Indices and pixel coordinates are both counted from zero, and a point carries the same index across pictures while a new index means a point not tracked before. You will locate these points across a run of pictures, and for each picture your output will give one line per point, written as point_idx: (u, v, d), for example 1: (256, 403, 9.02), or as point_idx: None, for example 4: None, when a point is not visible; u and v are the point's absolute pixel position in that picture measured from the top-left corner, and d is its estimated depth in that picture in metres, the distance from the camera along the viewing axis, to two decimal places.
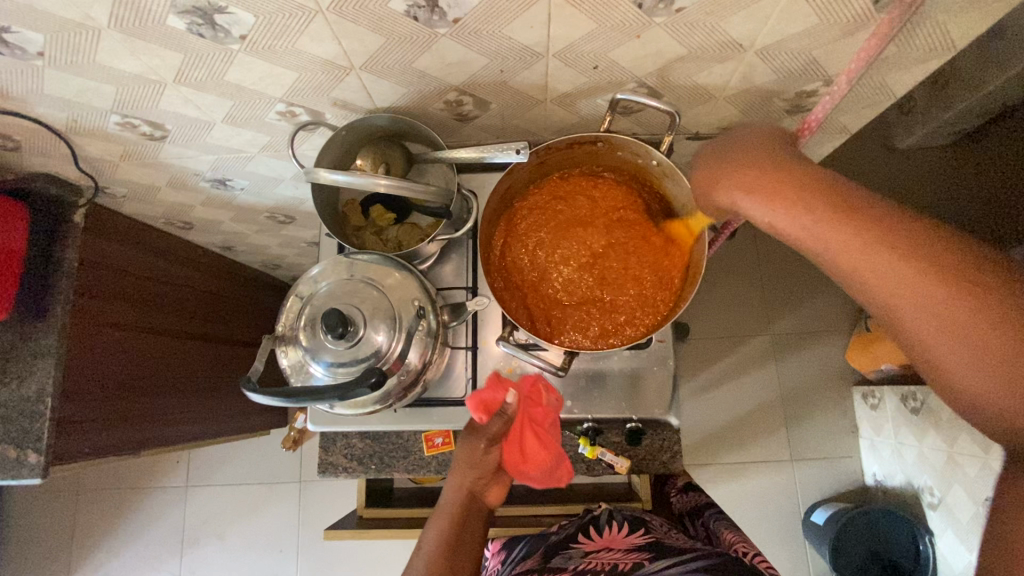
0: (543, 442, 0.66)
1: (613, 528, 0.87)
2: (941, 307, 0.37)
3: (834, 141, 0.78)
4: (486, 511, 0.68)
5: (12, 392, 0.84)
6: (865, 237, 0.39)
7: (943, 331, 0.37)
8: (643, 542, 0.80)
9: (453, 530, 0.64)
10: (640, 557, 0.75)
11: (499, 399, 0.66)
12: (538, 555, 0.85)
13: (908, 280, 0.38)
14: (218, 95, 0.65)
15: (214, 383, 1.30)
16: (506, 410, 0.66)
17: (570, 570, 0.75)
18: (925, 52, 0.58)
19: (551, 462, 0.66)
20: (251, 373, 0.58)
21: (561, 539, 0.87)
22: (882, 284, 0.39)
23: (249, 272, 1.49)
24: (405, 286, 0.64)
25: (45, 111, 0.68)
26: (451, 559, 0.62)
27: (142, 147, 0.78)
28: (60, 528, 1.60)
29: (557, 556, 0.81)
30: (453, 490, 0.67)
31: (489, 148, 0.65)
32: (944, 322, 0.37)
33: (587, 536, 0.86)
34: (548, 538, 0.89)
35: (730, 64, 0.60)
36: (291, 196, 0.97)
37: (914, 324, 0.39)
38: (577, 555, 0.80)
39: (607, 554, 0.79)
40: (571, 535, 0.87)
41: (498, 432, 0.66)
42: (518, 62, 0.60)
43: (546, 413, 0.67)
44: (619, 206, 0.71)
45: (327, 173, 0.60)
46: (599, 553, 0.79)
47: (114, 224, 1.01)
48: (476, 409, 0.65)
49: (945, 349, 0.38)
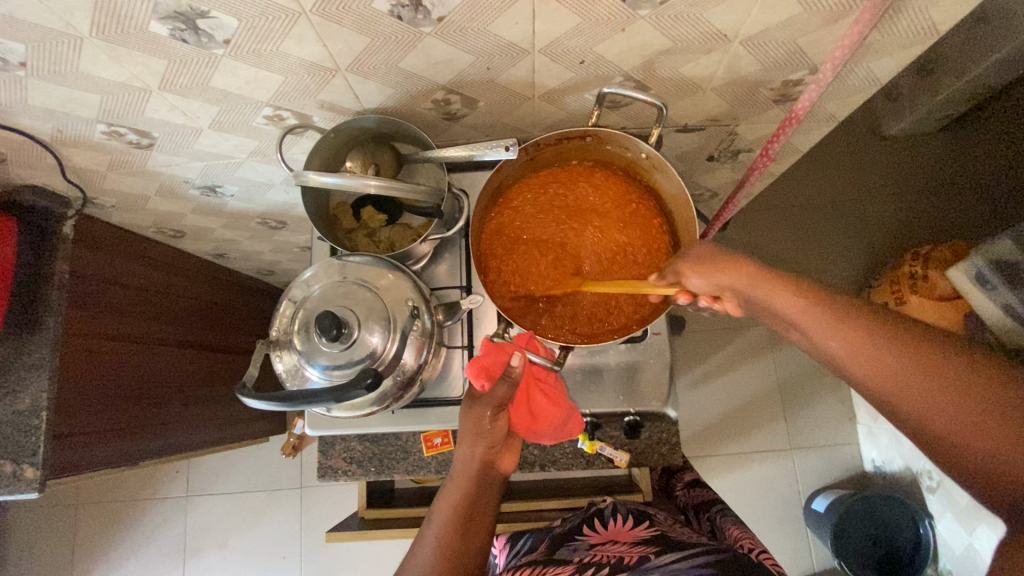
0: (550, 398, 0.67)
1: (618, 520, 0.86)
2: (941, 385, 0.43)
3: (821, 129, 0.78)
4: (499, 478, 0.68)
5: (6, 407, 0.84)
6: (838, 311, 0.51)
7: (945, 408, 0.43)
8: (648, 535, 0.80)
9: (465, 495, 0.65)
10: (646, 550, 0.74)
11: (502, 362, 0.64)
12: (543, 548, 0.85)
13: (881, 346, 0.47)
14: (204, 101, 0.65)
15: (211, 392, 1.29)
16: (511, 373, 0.64)
17: (576, 561, 0.76)
18: (908, 37, 0.58)
19: (562, 417, 0.68)
20: (246, 379, 0.58)
21: (566, 532, 0.87)
22: (886, 366, 0.46)
23: (242, 279, 1.49)
24: (399, 286, 0.63)
25: (29, 122, 0.67)
26: (465, 521, 0.63)
27: (129, 156, 0.78)
28: (60, 542, 1.59)
29: (562, 548, 0.81)
30: (463, 461, 0.66)
31: (478, 146, 0.64)
32: (922, 388, 0.44)
33: (592, 529, 0.86)
34: (553, 530, 0.89)
35: (716, 55, 0.60)
36: (282, 200, 0.97)
37: (898, 391, 0.45)
38: (583, 547, 0.80)
39: (612, 546, 0.79)
40: (576, 528, 0.88)
41: (504, 396, 0.65)
42: (504, 59, 0.60)
43: (548, 370, 0.67)
44: (609, 200, 0.71)
45: (317, 175, 0.60)
46: (605, 546, 0.79)
47: (104, 235, 1.00)
48: (477, 377, 0.64)
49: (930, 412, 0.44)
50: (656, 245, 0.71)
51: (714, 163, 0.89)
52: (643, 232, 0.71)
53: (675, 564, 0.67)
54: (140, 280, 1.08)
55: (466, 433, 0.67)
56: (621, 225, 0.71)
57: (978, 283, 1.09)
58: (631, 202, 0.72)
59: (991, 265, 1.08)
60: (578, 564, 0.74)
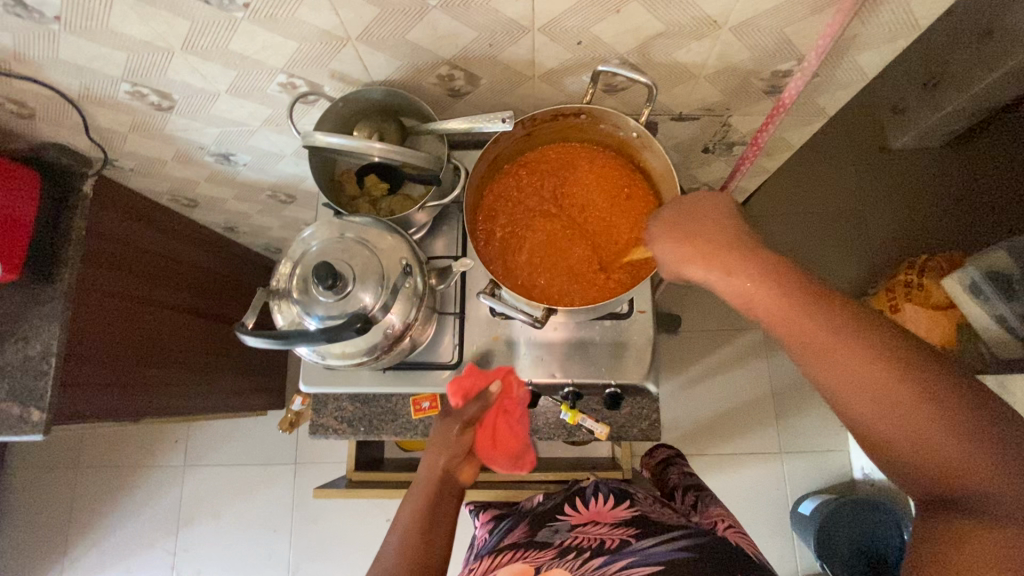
0: (513, 430, 0.73)
1: (599, 500, 0.86)
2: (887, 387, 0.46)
3: (813, 124, 0.81)
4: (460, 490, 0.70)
5: (19, 351, 0.88)
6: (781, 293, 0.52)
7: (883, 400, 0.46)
8: (629, 515, 0.79)
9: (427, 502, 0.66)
10: (625, 533, 0.74)
11: (478, 385, 0.72)
12: (525, 526, 0.84)
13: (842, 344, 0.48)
14: (223, 65, 0.69)
15: (214, 359, 1.33)
16: (484, 395, 0.71)
17: (557, 544, 0.75)
18: (891, 31, 0.61)
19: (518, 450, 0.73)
20: (245, 322, 0.61)
21: (548, 511, 0.86)
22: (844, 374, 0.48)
23: (252, 256, 1.53)
24: (394, 247, 0.67)
25: (59, 78, 0.72)
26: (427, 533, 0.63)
27: (150, 118, 0.82)
28: (59, 502, 1.63)
29: (543, 529, 0.80)
30: (425, 469, 0.69)
31: (478, 119, 0.67)
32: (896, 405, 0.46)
33: (573, 508, 0.85)
34: (534, 508, 0.89)
35: (707, 42, 0.64)
36: (292, 172, 1.01)
37: (895, 405, 0.46)
38: (564, 529, 0.80)
39: (593, 528, 0.79)
40: (557, 506, 0.87)
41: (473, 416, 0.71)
42: (506, 37, 0.64)
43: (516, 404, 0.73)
44: (605, 181, 0.74)
45: (324, 136, 0.64)
46: (586, 527, 0.79)
47: (124, 198, 1.04)
48: (455, 394, 0.71)
49: (948, 452, 0.44)
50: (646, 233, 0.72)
51: (709, 155, 0.92)
52: (635, 220, 0.73)
53: (657, 547, 0.68)
54: (155, 245, 1.13)
55: (432, 445, 0.71)
56: (613, 211, 0.73)
57: (970, 292, 1.12)
58: (625, 191, 0.74)
59: (985, 275, 1.10)
60: (560, 548, 0.74)
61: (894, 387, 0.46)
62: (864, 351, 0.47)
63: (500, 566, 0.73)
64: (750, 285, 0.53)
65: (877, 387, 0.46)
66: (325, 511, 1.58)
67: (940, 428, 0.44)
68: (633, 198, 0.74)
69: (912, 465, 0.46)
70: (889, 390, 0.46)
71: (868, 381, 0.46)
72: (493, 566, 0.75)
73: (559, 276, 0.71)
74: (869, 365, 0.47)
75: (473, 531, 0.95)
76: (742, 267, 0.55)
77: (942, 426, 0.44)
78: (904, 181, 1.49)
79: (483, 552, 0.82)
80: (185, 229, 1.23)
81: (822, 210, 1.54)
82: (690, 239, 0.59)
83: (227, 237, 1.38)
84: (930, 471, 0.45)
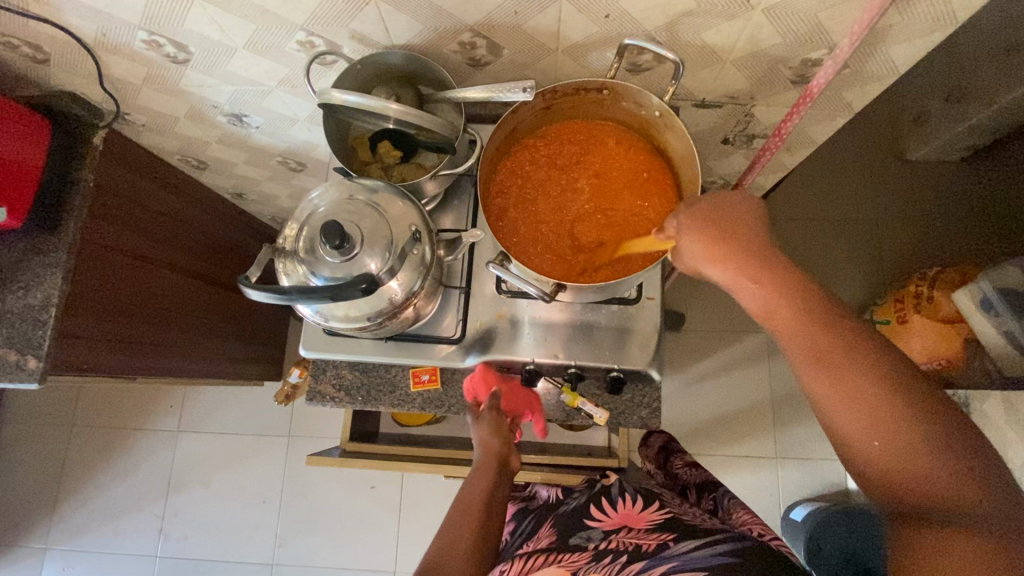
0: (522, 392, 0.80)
1: (627, 501, 0.82)
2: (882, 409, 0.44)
3: (838, 119, 0.79)
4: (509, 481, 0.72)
5: (19, 299, 0.87)
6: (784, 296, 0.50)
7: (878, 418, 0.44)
8: (662, 518, 0.76)
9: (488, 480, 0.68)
10: (664, 536, 0.70)
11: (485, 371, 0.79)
12: (552, 528, 0.80)
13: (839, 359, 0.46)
14: (242, 17, 0.68)
15: (215, 326, 1.33)
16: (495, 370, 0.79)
17: (591, 549, 0.71)
18: (929, 22, 0.59)
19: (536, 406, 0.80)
20: (248, 276, 0.60)
21: (574, 512, 0.83)
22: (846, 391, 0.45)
23: (259, 225, 1.52)
24: (404, 213, 0.65)
25: (76, 22, 0.71)
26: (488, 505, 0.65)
27: (165, 71, 0.81)
28: (51, 458, 1.64)
29: (574, 534, 0.76)
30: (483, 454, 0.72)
31: (497, 88, 0.66)
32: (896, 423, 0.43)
33: (601, 510, 0.82)
34: (557, 509, 0.86)
35: (738, 22, 0.62)
36: (305, 138, 0.99)
37: (882, 421, 0.44)
38: (596, 534, 0.75)
39: (627, 532, 0.74)
40: (582, 508, 0.83)
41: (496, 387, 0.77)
42: (532, 4, 0.62)
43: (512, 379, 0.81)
44: (623, 160, 0.73)
45: (340, 93, 0.62)
46: (619, 532, 0.75)
47: (134, 154, 1.03)
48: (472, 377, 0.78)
49: (927, 460, 0.42)
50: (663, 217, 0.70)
51: (728, 146, 0.90)
52: (652, 202, 0.71)
53: (696, 552, 0.64)
54: (163, 206, 1.12)
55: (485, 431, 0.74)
56: (628, 192, 0.72)
57: (980, 307, 1.10)
58: (642, 173, 0.73)
59: (998, 292, 1.07)
60: (594, 552, 0.70)
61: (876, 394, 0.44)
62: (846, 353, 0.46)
63: (534, 570, 0.69)
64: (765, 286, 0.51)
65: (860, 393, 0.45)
66: (315, 486, 1.58)
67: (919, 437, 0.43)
68: (651, 179, 0.72)
69: (902, 489, 0.43)
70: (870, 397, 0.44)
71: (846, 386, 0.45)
72: (526, 569, 0.71)
73: (570, 254, 0.70)
74: (858, 374, 0.45)
75: (499, 534, 0.90)
76: (739, 263, 0.52)
77: (923, 433, 0.43)
78: (924, 192, 1.47)
79: (510, 554, 0.79)
80: (194, 192, 1.22)
81: (837, 216, 1.52)
82: (711, 233, 0.54)
83: (234, 204, 1.38)
84: (907, 485, 0.43)
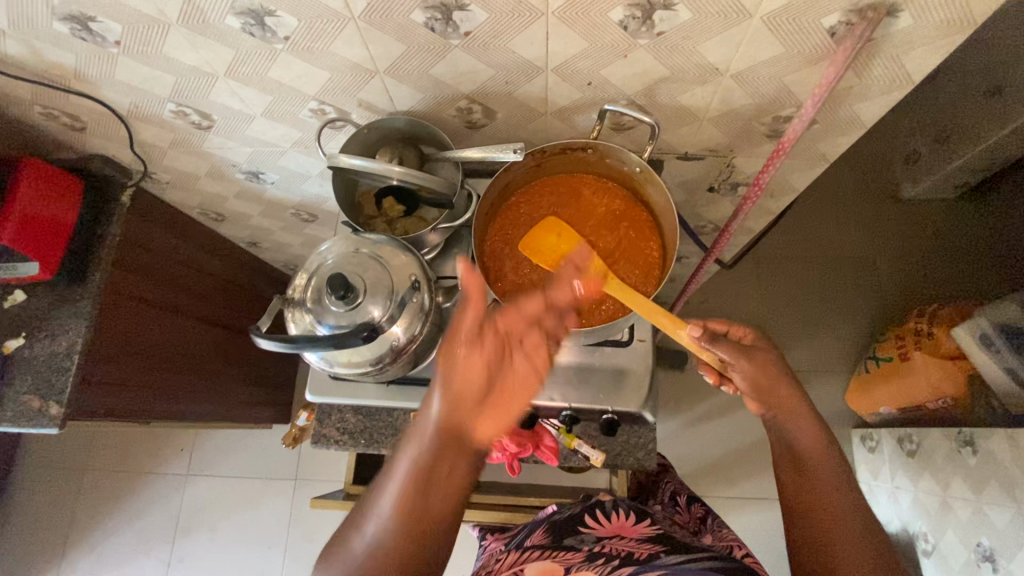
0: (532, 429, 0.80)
1: (620, 513, 0.84)
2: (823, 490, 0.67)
3: (816, 169, 0.83)
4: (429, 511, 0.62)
5: (46, 346, 0.92)
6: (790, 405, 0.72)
7: (816, 491, 0.67)
8: (654, 532, 0.77)
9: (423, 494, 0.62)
10: (653, 548, 0.71)
11: None
12: (545, 532, 0.81)
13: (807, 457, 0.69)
14: (260, 90, 0.75)
15: (229, 370, 1.37)
16: None
17: (584, 551, 0.72)
18: (886, 84, 0.64)
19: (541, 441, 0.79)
20: (260, 326, 0.64)
21: (567, 518, 0.84)
22: (807, 473, 0.69)
23: (271, 271, 1.58)
24: (405, 264, 0.70)
25: (113, 96, 0.79)
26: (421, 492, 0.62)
27: (190, 135, 0.88)
28: (61, 503, 1.65)
29: (567, 536, 0.78)
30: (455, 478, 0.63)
31: (491, 149, 0.72)
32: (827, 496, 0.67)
33: (594, 519, 0.82)
34: (552, 516, 0.86)
35: (710, 87, 0.68)
36: (316, 192, 1.06)
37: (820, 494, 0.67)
38: (590, 539, 0.77)
39: (619, 540, 0.76)
40: (577, 515, 0.84)
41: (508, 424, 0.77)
42: (521, 75, 0.68)
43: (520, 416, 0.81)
44: (608, 210, 0.79)
45: (348, 158, 0.69)
46: (612, 540, 0.76)
47: (159, 210, 1.10)
48: None
49: (849, 544, 0.63)
50: (650, 275, 0.75)
51: (714, 194, 0.95)
52: (636, 259, 0.76)
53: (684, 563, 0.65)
54: (183, 255, 1.19)
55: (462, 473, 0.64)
56: (615, 249, 0.77)
57: (980, 344, 1.09)
58: (627, 230, 0.78)
59: (998, 330, 1.07)
60: (587, 554, 0.71)
61: (840, 504, 0.66)
62: (831, 492, 0.67)
63: (528, 562, 0.71)
64: (778, 392, 0.72)
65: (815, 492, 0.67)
66: (321, 530, 1.57)
67: (853, 537, 0.64)
68: (636, 226, 0.78)
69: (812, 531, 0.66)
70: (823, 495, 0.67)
71: (812, 506, 0.67)
72: (519, 561, 0.74)
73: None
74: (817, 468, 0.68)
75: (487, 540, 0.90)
76: (778, 386, 0.72)
77: (856, 538, 0.64)
78: (916, 230, 1.50)
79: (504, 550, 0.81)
80: (212, 242, 1.29)
81: (833, 254, 1.55)
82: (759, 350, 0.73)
83: (250, 253, 1.45)
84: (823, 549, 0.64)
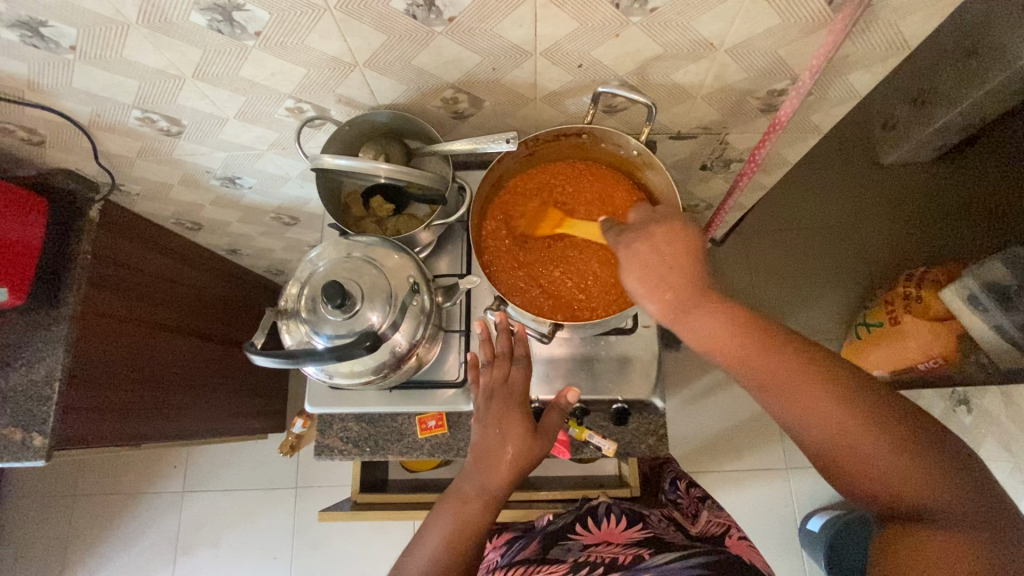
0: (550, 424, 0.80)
1: (611, 520, 0.84)
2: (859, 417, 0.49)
3: (808, 141, 0.83)
4: (479, 507, 0.61)
5: (24, 376, 0.88)
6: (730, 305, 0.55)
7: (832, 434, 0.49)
8: (641, 535, 0.77)
9: (475, 514, 0.61)
10: (640, 551, 0.70)
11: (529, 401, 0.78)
12: (537, 544, 0.81)
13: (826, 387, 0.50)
14: (232, 91, 0.71)
15: (218, 384, 1.33)
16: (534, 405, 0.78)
17: (569, 562, 0.72)
18: (880, 52, 0.63)
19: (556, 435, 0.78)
20: (254, 342, 0.61)
21: (559, 529, 0.84)
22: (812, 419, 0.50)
23: (254, 277, 1.53)
24: (401, 265, 0.67)
25: (71, 106, 0.73)
26: (479, 511, 0.61)
27: (158, 143, 0.83)
28: (52, 532, 1.60)
29: (556, 548, 0.78)
30: (480, 487, 0.62)
31: (481, 140, 0.69)
32: (856, 437, 0.48)
33: (585, 527, 0.84)
34: (546, 527, 0.87)
35: (704, 63, 0.65)
36: (298, 194, 1.02)
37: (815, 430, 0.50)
38: (576, 547, 0.77)
39: (605, 547, 0.75)
40: (568, 526, 0.85)
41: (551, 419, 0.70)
42: (509, 60, 0.65)
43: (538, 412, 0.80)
44: (605, 194, 0.77)
45: (331, 158, 0.65)
46: (598, 546, 0.76)
47: (129, 222, 1.04)
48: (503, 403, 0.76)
49: (893, 481, 0.47)
50: None
51: (707, 172, 0.94)
52: None
53: (667, 566, 0.64)
54: (160, 268, 1.13)
55: (477, 495, 0.62)
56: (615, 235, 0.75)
57: (967, 304, 1.07)
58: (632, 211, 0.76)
59: (983, 288, 1.05)
60: (572, 564, 0.71)
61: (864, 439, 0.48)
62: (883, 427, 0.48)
63: None
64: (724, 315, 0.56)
65: (835, 417, 0.48)
66: (328, 535, 1.55)
67: (894, 462, 0.47)
68: (636, 208, 0.76)
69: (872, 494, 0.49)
70: (906, 453, 0.47)
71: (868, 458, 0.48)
72: None
73: (539, 292, 0.73)
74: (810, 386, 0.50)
75: (487, 553, 0.89)
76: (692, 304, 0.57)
77: (877, 462, 0.48)
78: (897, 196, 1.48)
79: (496, 567, 0.80)
80: (189, 252, 1.23)
81: (818, 226, 1.52)
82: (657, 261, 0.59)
83: (230, 261, 1.40)
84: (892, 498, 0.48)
